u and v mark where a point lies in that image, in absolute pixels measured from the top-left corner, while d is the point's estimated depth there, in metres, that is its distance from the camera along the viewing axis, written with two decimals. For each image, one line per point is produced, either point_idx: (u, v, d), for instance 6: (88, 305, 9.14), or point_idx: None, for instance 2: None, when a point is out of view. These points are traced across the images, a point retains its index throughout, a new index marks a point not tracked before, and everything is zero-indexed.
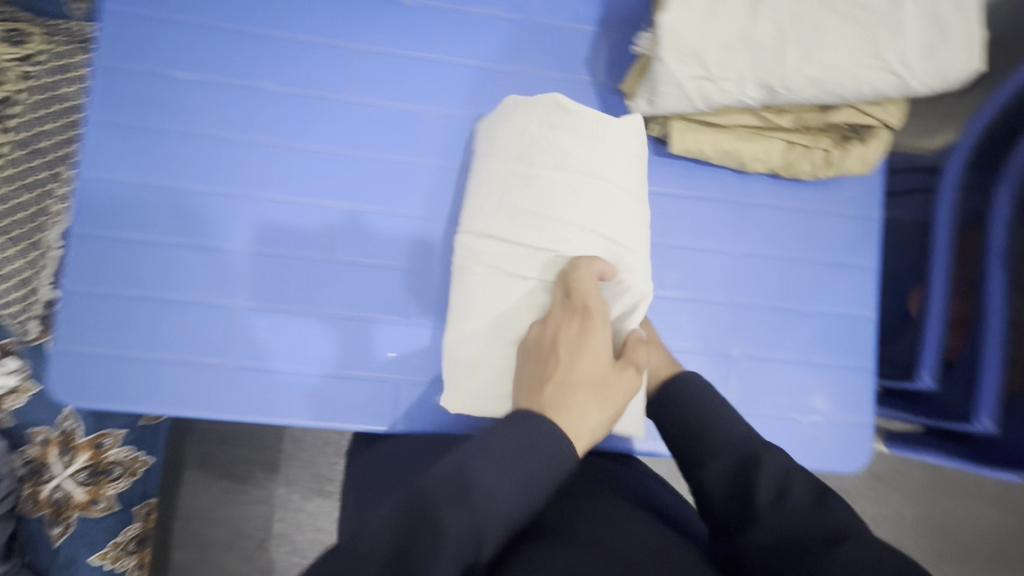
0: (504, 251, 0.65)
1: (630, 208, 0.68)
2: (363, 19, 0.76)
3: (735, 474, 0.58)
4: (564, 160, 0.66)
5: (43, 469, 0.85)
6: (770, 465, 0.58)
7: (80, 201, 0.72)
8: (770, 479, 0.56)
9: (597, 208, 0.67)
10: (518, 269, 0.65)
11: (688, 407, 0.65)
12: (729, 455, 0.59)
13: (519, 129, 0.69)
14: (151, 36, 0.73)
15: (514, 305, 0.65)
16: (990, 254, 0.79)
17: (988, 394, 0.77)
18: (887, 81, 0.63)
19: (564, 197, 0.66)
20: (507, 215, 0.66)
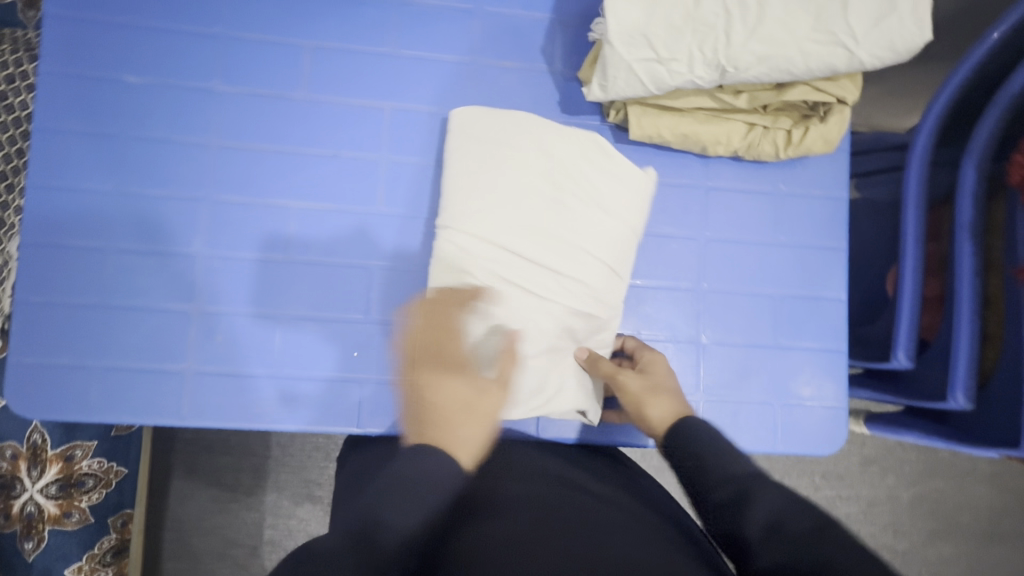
0: (505, 259, 0.68)
1: (615, 228, 0.72)
2: (314, 14, 0.75)
3: (724, 515, 0.48)
4: (555, 181, 0.71)
5: (13, 484, 0.84)
6: (765, 498, 0.47)
7: (34, 212, 0.71)
8: (761, 515, 0.46)
9: (585, 224, 0.71)
10: (518, 278, 0.69)
11: (695, 445, 0.55)
12: (718, 495, 0.50)
13: (502, 135, 0.72)
14: (97, 42, 0.73)
15: (512, 308, 0.68)
16: (959, 229, 0.75)
17: (961, 375, 0.74)
18: (836, 55, 0.62)
19: (559, 213, 0.71)
20: (505, 222, 0.69)
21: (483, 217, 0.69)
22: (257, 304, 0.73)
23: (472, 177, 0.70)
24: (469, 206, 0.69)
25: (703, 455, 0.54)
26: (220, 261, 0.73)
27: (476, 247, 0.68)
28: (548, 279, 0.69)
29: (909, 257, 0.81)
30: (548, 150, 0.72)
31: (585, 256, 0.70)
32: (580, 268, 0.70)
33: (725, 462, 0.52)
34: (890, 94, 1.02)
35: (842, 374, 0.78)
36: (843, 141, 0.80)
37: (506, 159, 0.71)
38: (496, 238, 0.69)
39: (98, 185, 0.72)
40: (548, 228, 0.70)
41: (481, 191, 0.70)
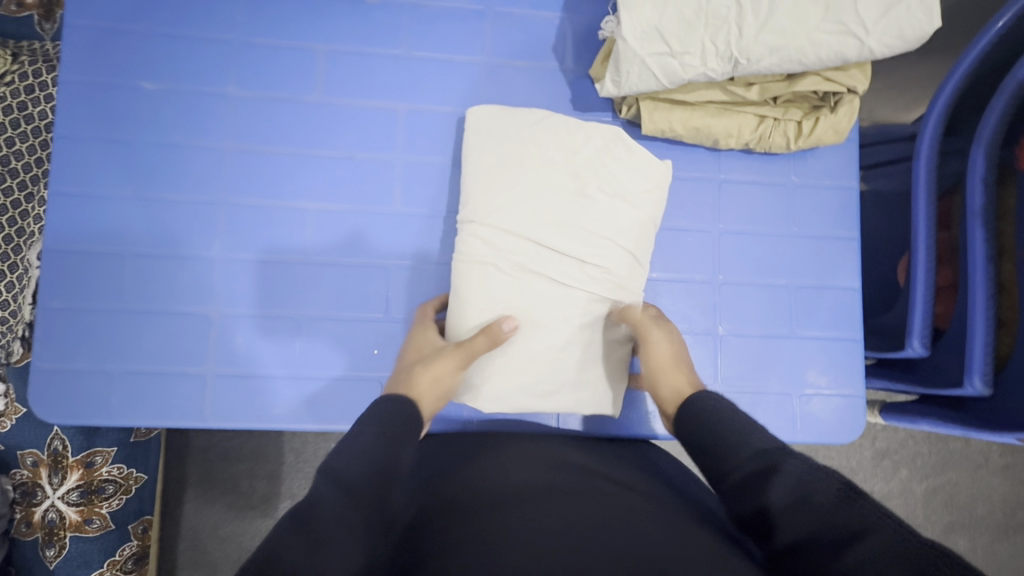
0: (526, 250, 0.69)
1: (637, 219, 0.72)
2: (329, 19, 0.77)
3: (744, 489, 0.48)
4: (577, 175, 0.71)
5: (35, 491, 0.85)
6: (787, 470, 0.47)
7: (54, 218, 0.72)
8: (781, 485, 0.46)
9: (608, 216, 0.71)
10: (535, 266, 0.69)
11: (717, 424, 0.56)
12: (739, 470, 0.50)
13: (520, 131, 0.72)
14: (115, 49, 0.74)
15: (530, 297, 0.69)
16: (970, 215, 0.76)
17: (978, 359, 0.74)
18: (847, 45, 0.63)
19: (582, 204, 0.71)
20: (524, 214, 0.70)
21: (503, 211, 0.70)
22: (276, 306, 0.74)
23: (490, 175, 0.71)
24: (488, 201, 0.70)
25: (717, 433, 0.55)
26: (239, 264, 0.74)
27: (497, 241, 0.69)
28: (570, 267, 0.70)
29: (921, 246, 0.82)
30: (569, 147, 0.72)
31: (608, 244, 0.70)
32: (601, 255, 0.70)
33: (745, 438, 0.52)
34: (895, 87, 1.04)
35: (859, 363, 0.79)
36: (853, 131, 0.81)
37: (528, 155, 0.71)
38: (517, 230, 0.69)
39: (118, 190, 0.73)
40: (569, 217, 0.70)
41: (500, 187, 0.70)
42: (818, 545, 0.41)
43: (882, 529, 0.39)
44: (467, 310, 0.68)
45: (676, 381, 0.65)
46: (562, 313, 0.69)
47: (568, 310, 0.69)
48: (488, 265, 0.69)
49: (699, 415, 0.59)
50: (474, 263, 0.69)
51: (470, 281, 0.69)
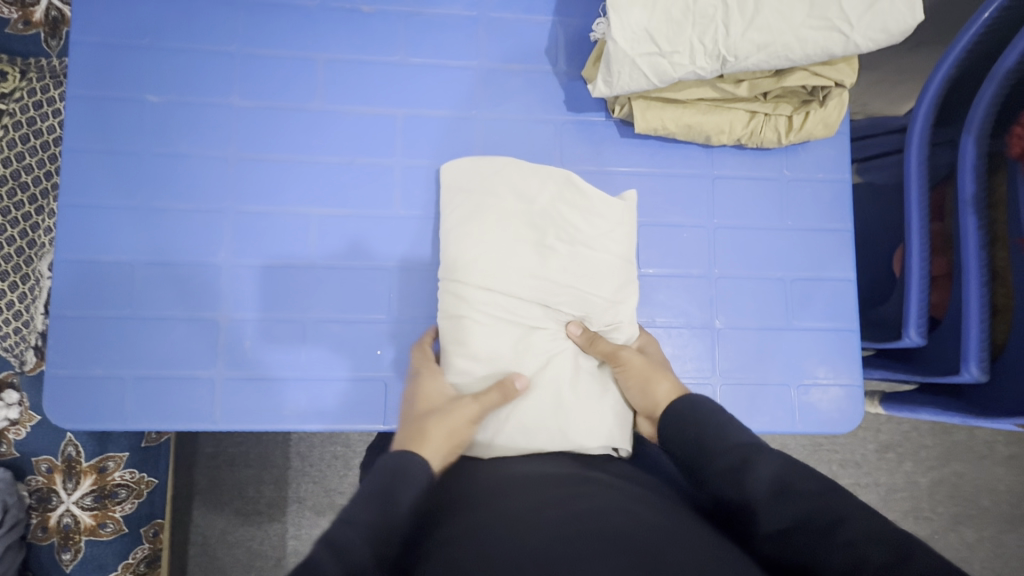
0: (497, 300, 0.71)
1: (606, 263, 0.73)
2: (327, 30, 0.79)
3: (727, 478, 0.49)
4: (544, 221, 0.74)
5: (50, 496, 0.87)
6: (765, 462, 0.49)
7: (63, 229, 0.74)
8: (766, 476, 0.48)
9: (576, 261, 0.72)
10: (510, 313, 0.71)
11: (694, 421, 0.56)
12: (722, 460, 0.51)
13: (486, 180, 0.75)
14: (120, 63, 0.76)
15: (513, 347, 0.71)
16: (962, 203, 0.77)
17: (974, 346, 0.75)
18: (833, 40, 0.64)
19: (549, 258, 0.72)
20: (494, 265, 0.72)
21: (476, 267, 0.71)
22: (280, 311, 0.75)
23: (462, 227, 0.73)
24: (464, 252, 0.72)
25: (699, 432, 0.55)
26: (243, 270, 0.76)
27: (472, 293, 0.71)
28: (544, 316, 0.72)
29: (915, 237, 0.82)
30: (526, 195, 0.74)
31: (577, 292, 0.72)
32: (568, 304, 0.72)
33: (733, 435, 0.53)
34: (886, 80, 1.05)
35: (856, 352, 0.80)
36: (843, 125, 0.82)
37: (495, 208, 0.74)
38: (488, 283, 0.71)
39: (125, 201, 0.75)
40: (539, 268, 0.72)
41: (476, 242, 0.72)
42: (807, 529, 0.43)
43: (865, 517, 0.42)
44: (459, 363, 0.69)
45: (664, 389, 0.65)
46: (538, 353, 0.71)
47: (545, 359, 0.71)
48: (467, 313, 0.71)
49: (691, 415, 0.57)
50: (455, 314, 0.71)
51: (451, 328, 0.71)
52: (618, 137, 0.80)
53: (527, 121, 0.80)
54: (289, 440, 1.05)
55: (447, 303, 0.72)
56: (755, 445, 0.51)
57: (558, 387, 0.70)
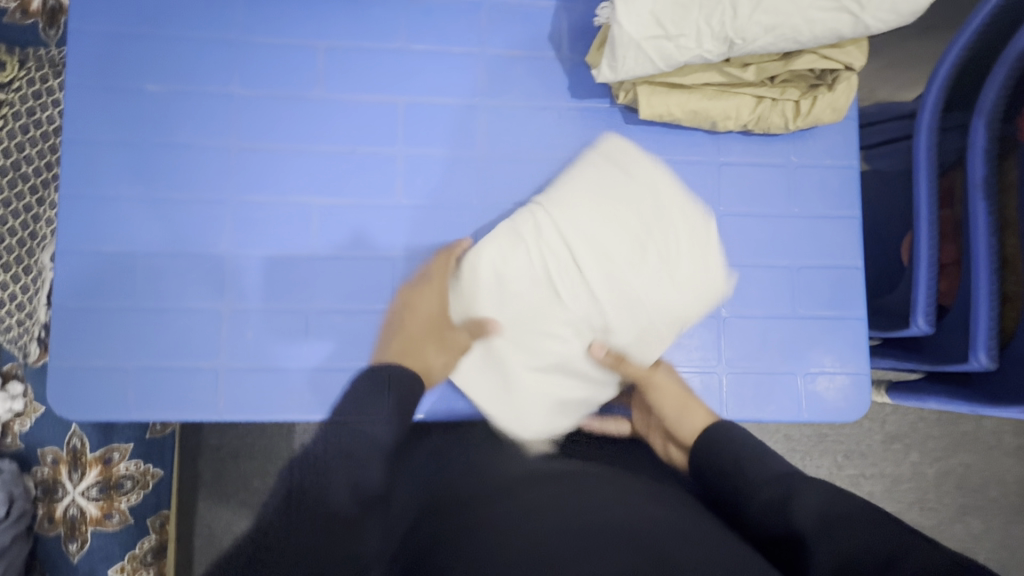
0: (525, 259, 0.75)
1: (653, 261, 0.75)
2: (328, 17, 0.78)
3: (772, 509, 0.56)
4: (610, 204, 0.76)
5: (55, 488, 0.87)
6: (806, 496, 0.55)
7: (64, 219, 0.74)
8: (806, 504, 0.54)
9: (624, 250, 0.75)
10: (543, 272, 0.75)
11: (725, 453, 0.65)
12: (766, 494, 0.58)
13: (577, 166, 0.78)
14: (118, 51, 0.75)
15: (527, 294, 0.75)
16: (972, 189, 0.76)
17: (982, 334, 0.74)
18: (842, 21, 0.63)
19: (614, 262, 0.75)
20: (539, 228, 0.75)
21: (551, 238, 0.75)
22: (285, 302, 0.75)
23: (575, 199, 0.76)
24: (552, 216, 0.75)
25: (744, 466, 0.62)
26: (247, 260, 0.75)
27: (533, 256, 0.75)
28: (589, 309, 0.75)
29: (924, 224, 0.81)
30: (611, 183, 0.76)
31: (629, 304, 0.75)
32: (617, 311, 0.75)
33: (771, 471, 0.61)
34: (895, 65, 1.03)
35: (862, 340, 0.79)
36: (852, 109, 0.80)
37: (583, 180, 0.77)
38: (554, 262, 0.75)
39: (127, 191, 0.75)
40: (603, 269, 0.75)
41: (568, 217, 0.75)
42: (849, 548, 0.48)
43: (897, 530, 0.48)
44: (463, 282, 0.76)
45: (696, 420, 0.71)
46: (558, 315, 0.75)
47: (573, 349, 0.75)
48: (507, 241, 0.75)
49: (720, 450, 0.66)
50: (511, 273, 0.75)
51: (502, 279, 0.75)
52: (623, 123, 0.79)
53: (530, 108, 0.79)
54: (294, 432, 1.05)
55: (506, 257, 0.74)
56: (797, 483, 0.57)
57: (569, 370, 0.76)
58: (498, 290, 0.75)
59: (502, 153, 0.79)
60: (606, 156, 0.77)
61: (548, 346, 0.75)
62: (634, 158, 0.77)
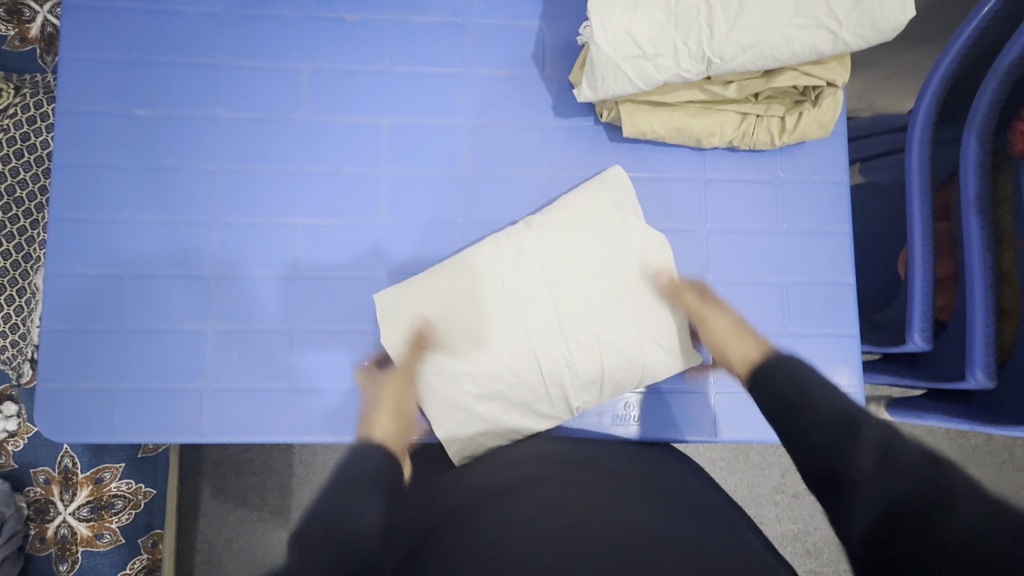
0: (498, 267, 0.72)
1: (640, 282, 0.72)
2: (314, 40, 0.78)
3: (829, 445, 0.54)
4: (595, 230, 0.73)
5: (48, 508, 0.88)
6: (867, 434, 0.54)
7: (54, 243, 0.75)
8: (872, 445, 0.52)
9: (603, 268, 0.72)
10: (516, 284, 0.71)
11: (781, 388, 0.62)
12: (829, 426, 0.55)
13: (578, 204, 0.74)
14: (109, 78, 0.77)
15: (500, 305, 0.71)
16: (964, 204, 0.74)
17: (979, 350, 0.72)
18: (820, 38, 0.62)
19: (591, 306, 0.71)
20: (515, 248, 0.72)
21: (528, 264, 0.72)
22: (272, 322, 0.75)
23: (556, 228, 0.73)
24: (533, 242, 0.72)
25: (799, 390, 0.61)
26: (234, 281, 0.76)
27: (512, 281, 0.71)
28: (556, 346, 0.70)
29: (917, 239, 0.79)
30: (606, 218, 0.73)
31: (597, 352, 0.70)
32: (586, 352, 0.70)
33: (813, 382, 0.62)
34: (892, 74, 1.01)
35: (855, 357, 0.77)
36: (839, 123, 0.79)
37: (575, 209, 0.73)
38: (528, 293, 0.71)
39: (116, 213, 0.76)
40: (576, 309, 0.71)
41: (549, 245, 0.72)
42: (908, 513, 0.47)
43: (900, 474, 0.49)
44: (438, 290, 0.71)
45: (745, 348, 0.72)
46: (532, 330, 0.70)
47: (533, 383, 0.70)
48: (483, 254, 0.72)
49: (773, 372, 0.65)
50: (489, 293, 0.71)
51: (479, 297, 0.71)
52: (607, 142, 0.79)
53: (515, 126, 0.80)
54: (292, 449, 1.05)
55: (482, 276, 0.71)
56: (857, 416, 0.56)
57: (525, 403, 0.70)
58: (468, 300, 0.71)
59: (483, 171, 0.79)
60: (606, 183, 0.75)
61: (505, 377, 0.70)
62: (624, 194, 0.74)
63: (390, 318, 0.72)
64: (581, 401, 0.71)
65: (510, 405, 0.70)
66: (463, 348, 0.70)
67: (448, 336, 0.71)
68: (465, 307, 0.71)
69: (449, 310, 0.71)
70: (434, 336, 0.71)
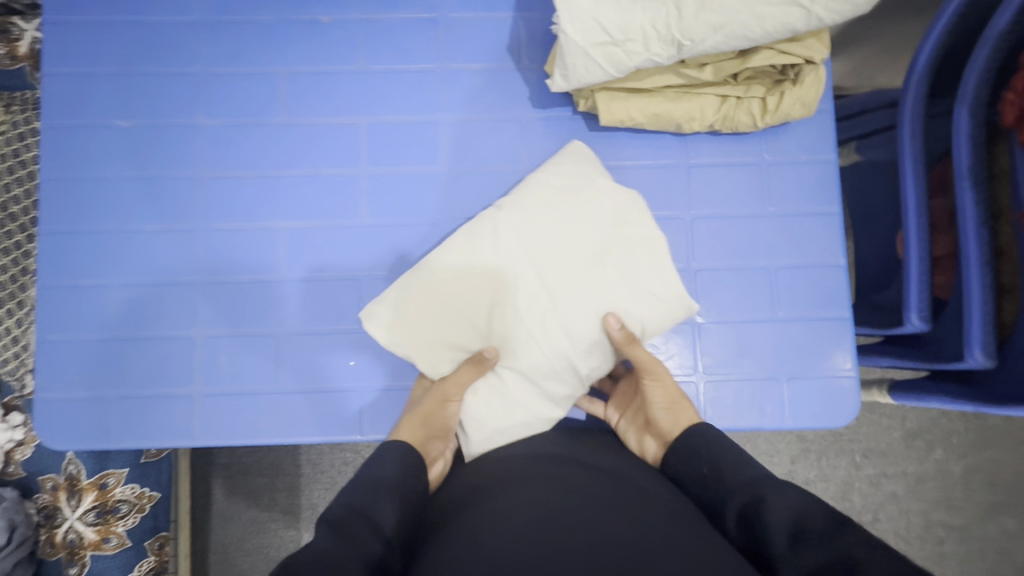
0: (474, 250, 0.70)
1: (623, 237, 0.71)
2: (287, 44, 0.79)
3: (745, 519, 0.49)
4: (571, 198, 0.71)
5: (56, 514, 0.90)
6: (772, 495, 0.48)
7: (46, 256, 0.76)
8: (778, 506, 0.47)
9: (582, 233, 0.70)
10: (495, 262, 0.69)
11: (699, 466, 0.57)
12: (739, 500, 0.50)
13: (548, 180, 0.72)
14: (91, 91, 0.78)
15: (484, 288, 0.69)
16: (958, 179, 0.71)
17: (977, 329, 0.70)
18: (793, 14, 0.61)
19: (575, 273, 0.69)
20: (491, 228, 0.71)
21: (505, 243, 0.70)
22: (261, 324, 0.76)
23: (527, 205, 0.71)
24: (505, 221, 0.71)
25: (709, 469, 0.55)
26: (221, 286, 0.76)
27: (491, 262, 0.69)
28: (550, 320, 0.68)
29: (912, 217, 0.77)
30: (573, 188, 0.72)
31: (590, 313, 0.68)
32: (580, 320, 0.68)
33: (730, 455, 0.55)
34: (885, 49, 0.98)
35: (849, 341, 0.76)
36: (824, 102, 0.77)
37: (539, 185, 0.72)
38: (510, 270, 0.69)
39: (104, 224, 0.77)
40: (563, 276, 0.69)
41: (523, 223, 0.70)
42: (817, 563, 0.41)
43: (806, 527, 0.44)
44: (417, 285, 0.70)
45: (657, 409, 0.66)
46: (519, 307, 0.68)
47: (534, 361, 0.67)
48: (454, 243, 0.71)
49: (698, 449, 0.58)
50: (469, 278, 0.69)
51: (461, 286, 0.69)
52: (587, 131, 0.78)
53: (493, 120, 0.79)
54: (298, 449, 1.06)
55: (460, 266, 0.70)
56: (769, 482, 0.50)
57: (532, 381, 0.68)
58: (449, 289, 0.70)
59: (463, 166, 0.78)
60: (576, 155, 0.74)
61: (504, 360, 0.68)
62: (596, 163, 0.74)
63: (383, 323, 0.70)
64: (590, 368, 0.68)
65: (518, 387, 0.68)
66: (460, 341, 0.70)
67: (440, 329, 0.70)
68: (449, 298, 0.69)
69: (433, 302, 0.70)
70: (424, 333, 0.70)
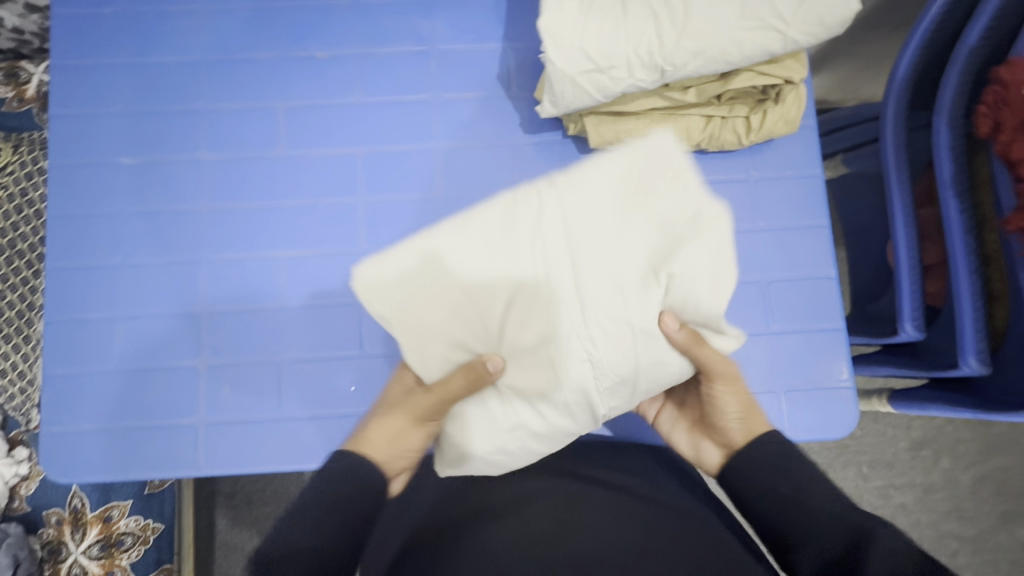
0: (501, 245, 0.55)
1: (694, 260, 0.54)
2: (286, 80, 0.81)
3: (829, 549, 0.51)
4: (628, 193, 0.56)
5: (60, 548, 0.90)
6: (868, 533, 0.50)
7: (51, 291, 0.78)
8: (873, 544, 0.49)
9: (639, 242, 0.55)
10: (525, 269, 0.54)
11: (773, 488, 0.58)
12: (825, 529, 0.53)
13: (606, 165, 0.57)
14: (96, 130, 0.81)
15: (506, 295, 0.54)
16: (942, 187, 0.73)
17: (970, 336, 0.70)
18: (770, 39, 0.64)
19: (623, 291, 0.54)
20: (528, 219, 0.55)
21: (549, 232, 0.55)
22: (264, 352, 0.77)
23: (580, 190, 0.55)
24: (552, 205, 0.55)
25: (785, 492, 0.57)
26: (224, 316, 0.78)
27: (522, 258, 0.54)
28: (577, 341, 0.55)
29: (900, 227, 0.78)
30: (637, 180, 0.56)
31: (629, 342, 0.55)
32: (615, 350, 0.55)
33: (807, 478, 0.57)
34: (864, 65, 1.01)
35: (844, 351, 0.76)
36: (807, 119, 0.80)
37: (599, 169, 0.56)
38: (543, 271, 0.54)
39: (108, 259, 0.79)
40: (606, 293, 0.54)
41: (573, 210, 0.55)
42: None
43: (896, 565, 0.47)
44: (419, 266, 0.55)
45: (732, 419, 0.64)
46: (545, 324, 0.54)
47: (546, 386, 0.56)
48: (482, 221, 0.55)
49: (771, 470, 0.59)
50: (489, 274, 0.54)
51: (475, 279, 0.54)
52: (578, 154, 0.80)
53: (487, 146, 0.81)
54: (303, 476, 1.06)
55: (482, 252, 0.54)
56: (862, 516, 0.52)
57: (535, 409, 0.58)
58: (463, 283, 0.55)
59: (458, 191, 0.80)
60: (646, 146, 0.56)
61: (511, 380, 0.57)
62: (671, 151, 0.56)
63: (374, 303, 0.56)
64: (607, 407, 0.58)
65: (520, 416, 0.58)
66: (463, 341, 0.57)
67: (438, 325, 0.56)
68: (458, 292, 0.55)
69: (437, 295, 0.55)
70: (422, 322, 0.56)
